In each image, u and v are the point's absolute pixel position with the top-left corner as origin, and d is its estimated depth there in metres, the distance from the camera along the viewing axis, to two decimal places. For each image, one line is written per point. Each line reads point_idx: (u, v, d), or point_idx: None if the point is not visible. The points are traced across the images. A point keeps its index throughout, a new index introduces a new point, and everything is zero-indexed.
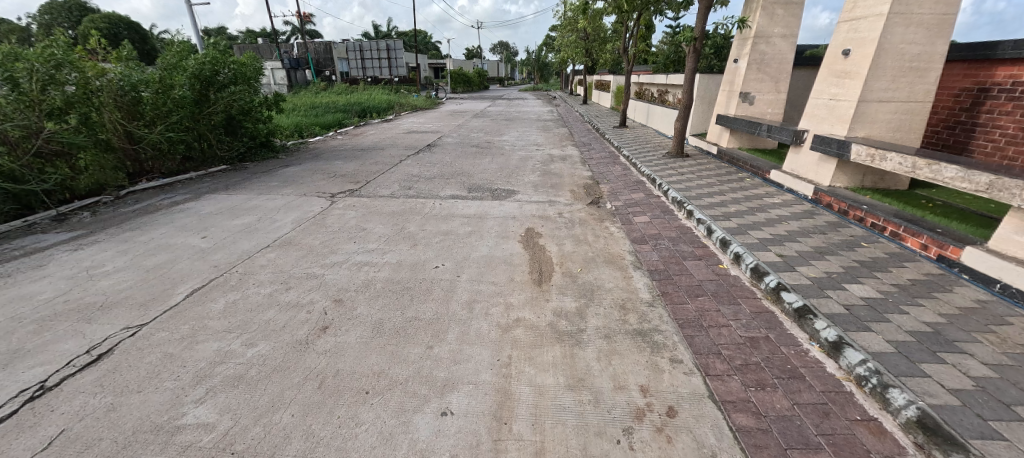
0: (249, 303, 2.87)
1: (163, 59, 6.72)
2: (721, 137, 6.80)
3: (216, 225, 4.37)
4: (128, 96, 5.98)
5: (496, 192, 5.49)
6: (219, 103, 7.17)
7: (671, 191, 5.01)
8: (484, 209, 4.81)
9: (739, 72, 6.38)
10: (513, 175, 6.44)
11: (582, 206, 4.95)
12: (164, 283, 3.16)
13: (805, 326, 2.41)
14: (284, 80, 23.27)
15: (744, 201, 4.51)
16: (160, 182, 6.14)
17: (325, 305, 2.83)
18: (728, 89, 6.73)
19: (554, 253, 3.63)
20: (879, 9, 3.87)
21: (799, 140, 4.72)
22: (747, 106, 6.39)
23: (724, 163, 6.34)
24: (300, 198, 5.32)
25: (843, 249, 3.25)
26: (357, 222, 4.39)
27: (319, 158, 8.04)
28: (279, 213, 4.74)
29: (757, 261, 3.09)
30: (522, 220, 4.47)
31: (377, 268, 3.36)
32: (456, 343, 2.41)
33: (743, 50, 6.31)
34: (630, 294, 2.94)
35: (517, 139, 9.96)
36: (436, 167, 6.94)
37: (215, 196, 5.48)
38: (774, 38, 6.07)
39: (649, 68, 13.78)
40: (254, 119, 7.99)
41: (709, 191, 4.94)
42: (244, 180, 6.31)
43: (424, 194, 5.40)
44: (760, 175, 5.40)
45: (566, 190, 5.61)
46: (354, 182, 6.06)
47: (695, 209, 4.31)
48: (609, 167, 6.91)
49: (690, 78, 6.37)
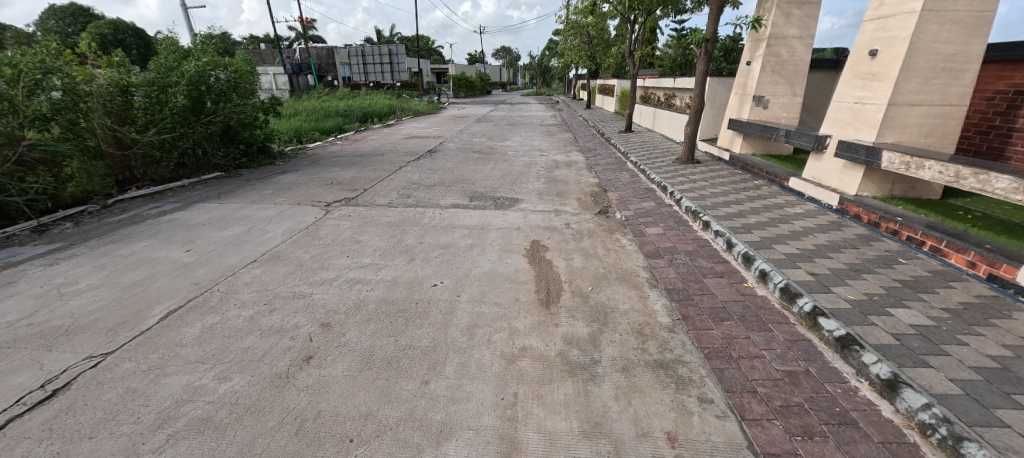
0: (227, 328, 2.61)
1: (157, 63, 6.47)
2: (733, 142, 6.52)
3: (203, 237, 4.12)
4: (119, 102, 5.75)
5: (499, 201, 5.24)
6: (215, 110, 6.95)
7: (684, 200, 4.72)
8: (487, 219, 4.55)
9: (753, 75, 6.11)
10: (516, 182, 6.18)
11: (590, 215, 4.68)
12: (138, 304, 2.90)
13: (851, 358, 2.13)
14: (285, 85, 23.38)
15: (764, 211, 4.22)
16: (151, 190, 5.91)
17: (311, 330, 2.56)
18: (740, 92, 6.46)
19: (562, 269, 3.35)
20: (911, 6, 3.60)
21: (821, 145, 4.43)
22: (761, 110, 6.12)
23: (738, 169, 6.05)
24: (294, 207, 5.07)
25: (880, 266, 2.96)
26: (351, 234, 4.13)
27: (317, 164, 7.82)
28: (271, 224, 4.49)
29: (786, 280, 2.81)
30: (527, 231, 4.20)
31: (370, 286, 3.09)
32: (455, 377, 2.14)
33: (756, 52, 6.04)
34: (648, 318, 2.66)
35: (520, 144, 9.73)
36: (436, 174, 6.68)
37: (206, 205, 5.25)
38: (789, 40, 5.82)
39: (655, 71, 13.59)
40: (252, 126, 7.75)
41: (725, 200, 4.65)
42: (237, 188, 6.08)
43: (423, 203, 5.15)
44: (777, 183, 5.12)
45: (573, 199, 5.35)
46: (352, 190, 5.82)
47: (712, 220, 4.02)
48: (617, 173, 6.64)
49: (701, 81, 6.10)
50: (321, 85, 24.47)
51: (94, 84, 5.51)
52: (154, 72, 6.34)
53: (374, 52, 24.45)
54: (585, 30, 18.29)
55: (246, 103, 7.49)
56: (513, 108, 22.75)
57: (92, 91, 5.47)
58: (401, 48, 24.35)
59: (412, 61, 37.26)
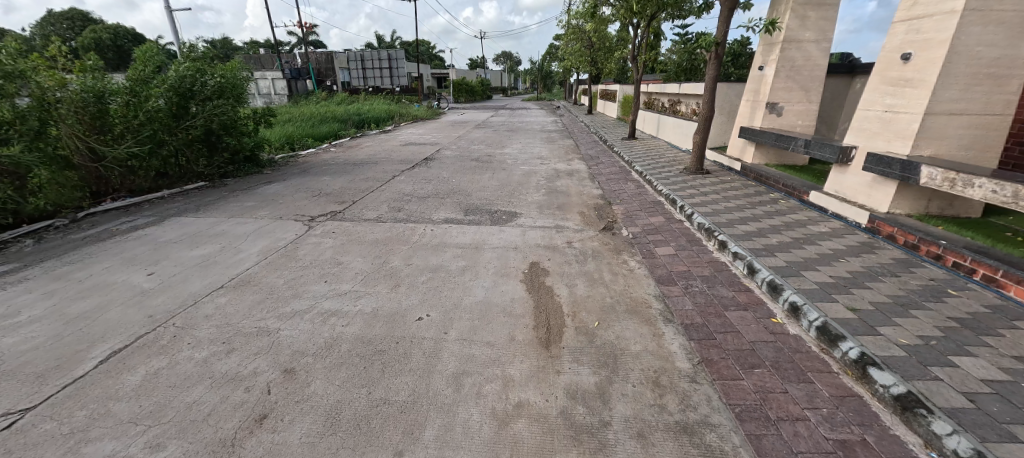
0: (174, 375, 2.23)
1: (135, 69, 6.12)
2: (745, 152, 6.17)
3: (170, 258, 3.75)
4: (94, 110, 5.38)
5: (496, 215, 4.88)
6: (198, 116, 6.59)
7: (696, 216, 4.34)
8: (481, 236, 4.19)
9: (766, 80, 5.76)
10: (515, 194, 5.83)
11: (594, 232, 4.32)
12: (78, 343, 2.53)
13: (917, 425, 1.75)
14: (283, 91, 23.32)
15: (785, 229, 3.84)
16: (128, 202, 5.57)
17: (270, 379, 2.18)
18: (751, 99, 6.11)
19: (564, 299, 2.98)
20: (950, 6, 3.25)
21: (846, 157, 4.07)
22: (774, 117, 5.77)
23: (750, 180, 5.69)
24: (275, 222, 4.71)
25: (928, 300, 2.59)
26: (332, 254, 3.76)
27: (307, 172, 7.48)
28: (247, 242, 4.13)
29: (823, 317, 2.43)
30: (525, 251, 3.84)
31: (346, 321, 2.72)
32: (435, 446, 1.76)
33: (770, 56, 5.69)
34: (664, 364, 2.28)
35: (519, 151, 9.39)
36: (431, 185, 6.33)
37: (182, 219, 4.90)
38: (805, 43, 5.46)
39: (658, 76, 13.30)
40: (239, 133, 7.37)
41: (741, 216, 4.28)
42: (219, 200, 5.74)
43: (415, 218, 4.79)
44: (795, 196, 4.75)
45: (575, 213, 4.99)
46: (339, 202, 5.47)
47: (728, 240, 3.65)
48: (621, 184, 6.28)
49: (711, 86, 5.75)
50: (321, 90, 24.34)
51: (65, 91, 5.18)
52: (131, 78, 6.03)
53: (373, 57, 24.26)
54: (586, 35, 18.08)
55: (233, 109, 7.14)
56: (513, 113, 22.52)
57: (62, 98, 5.12)
58: (399, 53, 24.16)
59: (412, 66, 37.11)
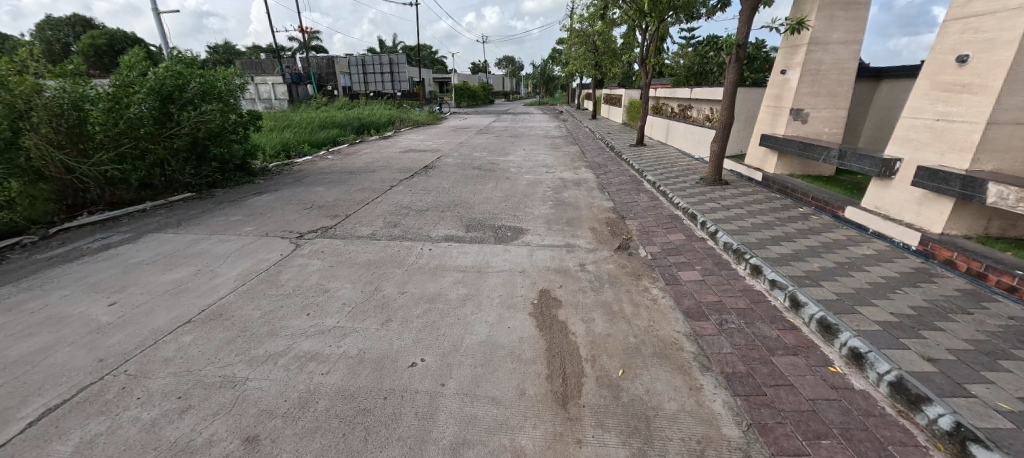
0: (112, 445, 1.84)
1: (117, 74, 5.85)
2: (766, 161, 5.76)
3: (138, 284, 3.37)
4: (72, 117, 5.01)
5: (500, 231, 4.48)
6: (184, 123, 6.26)
7: (721, 234, 3.93)
8: (484, 257, 3.79)
9: (790, 85, 5.36)
10: (520, 206, 5.43)
11: (609, 252, 3.91)
12: (9, 397, 2.14)
13: None
14: (283, 96, 23.14)
15: (825, 251, 3.43)
16: (107, 215, 5.21)
17: (226, 451, 1.78)
18: (772, 104, 5.71)
19: (581, 338, 2.56)
20: (1019, 2, 2.86)
21: (889, 170, 3.67)
22: (799, 124, 5.37)
23: (774, 192, 5.28)
24: (259, 239, 4.33)
25: (1017, 346, 2.17)
26: (318, 280, 3.37)
27: (301, 182, 7.11)
28: (226, 263, 3.74)
29: (896, 370, 2.03)
30: (533, 275, 3.44)
31: (326, 368, 2.31)
32: None
33: (794, 59, 5.30)
34: (708, 431, 1.87)
35: (523, 159, 9.01)
36: (430, 196, 5.94)
37: (161, 235, 4.53)
38: (834, 46, 5.06)
39: (665, 80, 12.93)
40: (228, 140, 7.05)
41: (772, 234, 3.87)
42: (203, 213, 5.37)
43: (411, 235, 4.40)
44: (827, 211, 4.34)
45: (586, 229, 4.59)
46: (332, 216, 5.09)
47: (763, 265, 3.24)
48: (633, 195, 5.88)
49: (731, 91, 5.35)
50: (322, 95, 24.16)
51: (39, 99, 4.77)
52: (112, 83, 5.72)
53: (374, 61, 24.02)
54: (591, 39, 17.75)
55: (221, 115, 6.81)
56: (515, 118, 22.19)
57: (35, 104, 4.74)
58: (400, 58, 23.90)
59: (414, 69, 36.89)
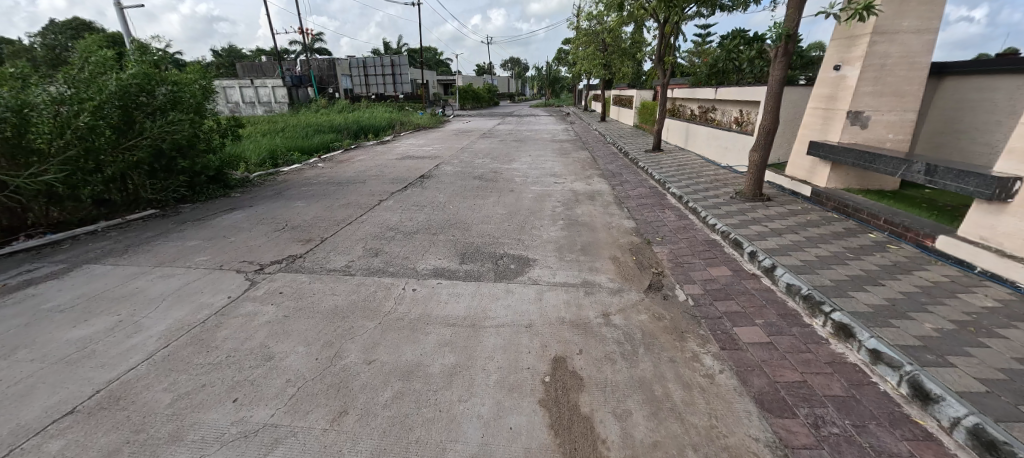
0: None
1: (69, 74, 5.03)
2: (815, 173, 4.91)
3: (33, 345, 2.61)
4: (6, 126, 4.19)
5: (502, 263, 3.69)
6: (151, 133, 5.46)
7: (782, 273, 3.09)
8: (481, 303, 3.00)
9: (847, 83, 4.51)
10: (525, 228, 4.62)
11: (638, 295, 3.10)
12: None
13: None
14: (284, 99, 22.76)
15: (930, 302, 2.59)
16: (48, 239, 4.48)
17: None
18: (823, 106, 4.86)
19: (616, 452, 1.75)
20: None
21: (1006, 192, 2.83)
22: (857, 130, 4.52)
23: (829, 210, 4.43)
24: (208, 275, 3.56)
25: None
26: (263, 340, 2.59)
27: (281, 195, 6.38)
28: (157, 312, 2.97)
29: None
30: (544, 331, 2.64)
31: None
32: None
33: (852, 52, 4.45)
34: None
35: (529, 166, 8.23)
36: (423, 214, 5.17)
37: (96, 268, 3.78)
38: (903, 36, 4.21)
39: (682, 80, 12.09)
40: (200, 150, 6.27)
41: (849, 272, 3.03)
42: (158, 236, 4.64)
43: (394, 267, 3.63)
44: (908, 238, 3.49)
45: (606, 259, 3.78)
46: (304, 241, 4.33)
47: (854, 324, 2.40)
48: (657, 213, 5.05)
49: (776, 90, 4.50)
50: (322, 98, 23.55)
51: None
52: (64, 85, 4.91)
53: (375, 63, 23.37)
54: (600, 37, 16.97)
55: (193, 124, 6.02)
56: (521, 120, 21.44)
57: None
58: (401, 59, 23.19)
59: (417, 71, 36.24)
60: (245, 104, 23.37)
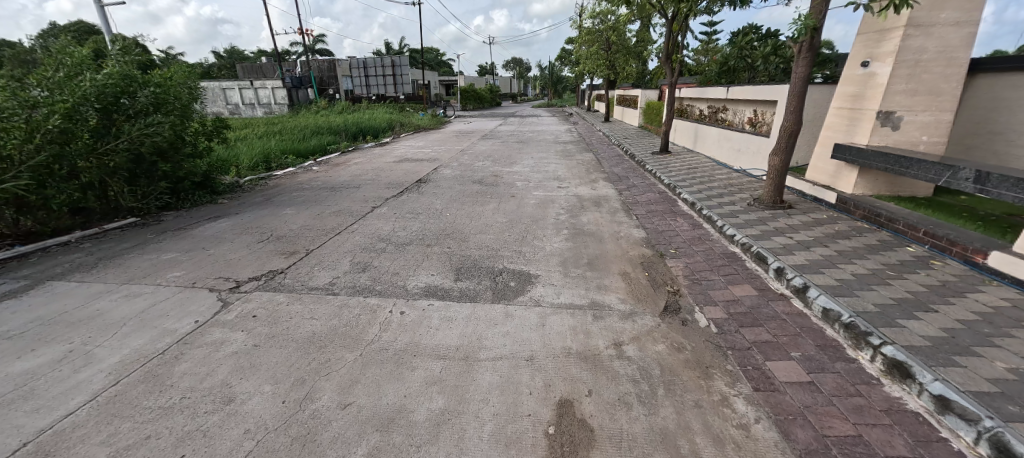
0: None
1: (41, 75, 4.70)
2: (840, 178, 4.54)
3: None
4: None
5: (501, 280, 3.36)
6: (130, 137, 5.11)
7: (816, 295, 2.73)
8: (476, 329, 2.66)
9: (877, 81, 4.15)
10: (526, 238, 4.28)
11: (652, 320, 2.76)
12: None
13: None
14: (284, 100, 22.60)
15: (996, 333, 2.23)
16: (15, 251, 4.17)
17: None
18: (848, 106, 4.50)
19: None
20: None
21: None
22: (888, 131, 4.16)
23: (857, 219, 4.06)
24: (178, 294, 3.24)
25: None
26: (225, 377, 2.26)
27: (270, 202, 6.07)
28: (113, 341, 2.64)
29: None
30: (548, 366, 2.29)
31: None
32: None
33: (883, 48, 4.10)
34: None
35: (532, 170, 7.90)
36: (418, 223, 4.83)
37: (58, 286, 3.47)
38: (940, 28, 3.86)
39: (690, 79, 11.73)
40: (184, 155, 5.94)
41: (893, 294, 2.67)
42: (133, 248, 4.33)
43: (383, 285, 3.31)
44: (954, 253, 3.12)
45: (615, 275, 3.44)
46: (288, 254, 4.01)
47: (913, 362, 2.04)
48: (669, 221, 4.70)
49: (800, 88, 4.14)
50: (322, 99, 23.28)
51: None
52: (35, 88, 4.59)
53: (376, 63, 23.15)
54: (604, 35, 16.64)
55: (178, 126, 5.69)
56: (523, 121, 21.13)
57: None
58: (402, 59, 22.88)
59: (419, 72, 35.99)
60: (245, 106, 23.17)
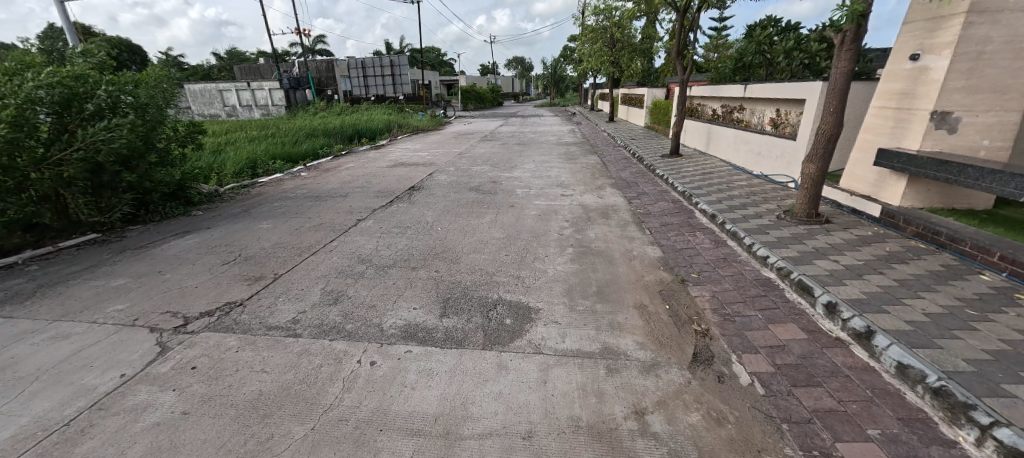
0: None
1: None
2: (884, 188, 3.98)
3: None
4: None
5: (495, 315, 2.83)
6: (85, 143, 4.56)
7: (886, 344, 2.19)
8: (461, 389, 2.14)
9: (931, 76, 3.59)
10: (526, 259, 3.75)
11: (680, 375, 2.22)
12: None
13: None
14: (282, 101, 22.22)
15: None
16: None
17: None
18: (894, 106, 3.94)
19: None
20: None
21: None
22: (944, 134, 3.60)
23: (910, 237, 3.50)
24: (112, 336, 2.73)
25: None
26: None
27: (247, 213, 5.57)
28: (10, 406, 2.12)
29: None
30: (550, 450, 1.76)
31: None
32: None
33: (938, 39, 3.55)
34: None
35: (533, 175, 7.38)
36: (404, 240, 4.32)
37: None
38: (1009, 15, 3.30)
39: (699, 78, 11.17)
40: (152, 163, 5.43)
41: (984, 345, 2.12)
42: (81, 272, 3.83)
43: (354, 322, 2.79)
44: None
45: (631, 308, 2.89)
46: (253, 280, 3.50)
47: None
48: (688, 237, 4.16)
49: (842, 84, 3.58)
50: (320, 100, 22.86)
51: None
52: None
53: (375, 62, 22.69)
54: (608, 32, 16.11)
55: (144, 131, 5.14)
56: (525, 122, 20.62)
57: None
58: (401, 59, 22.16)
59: (419, 71, 35.53)
60: (242, 107, 22.77)
